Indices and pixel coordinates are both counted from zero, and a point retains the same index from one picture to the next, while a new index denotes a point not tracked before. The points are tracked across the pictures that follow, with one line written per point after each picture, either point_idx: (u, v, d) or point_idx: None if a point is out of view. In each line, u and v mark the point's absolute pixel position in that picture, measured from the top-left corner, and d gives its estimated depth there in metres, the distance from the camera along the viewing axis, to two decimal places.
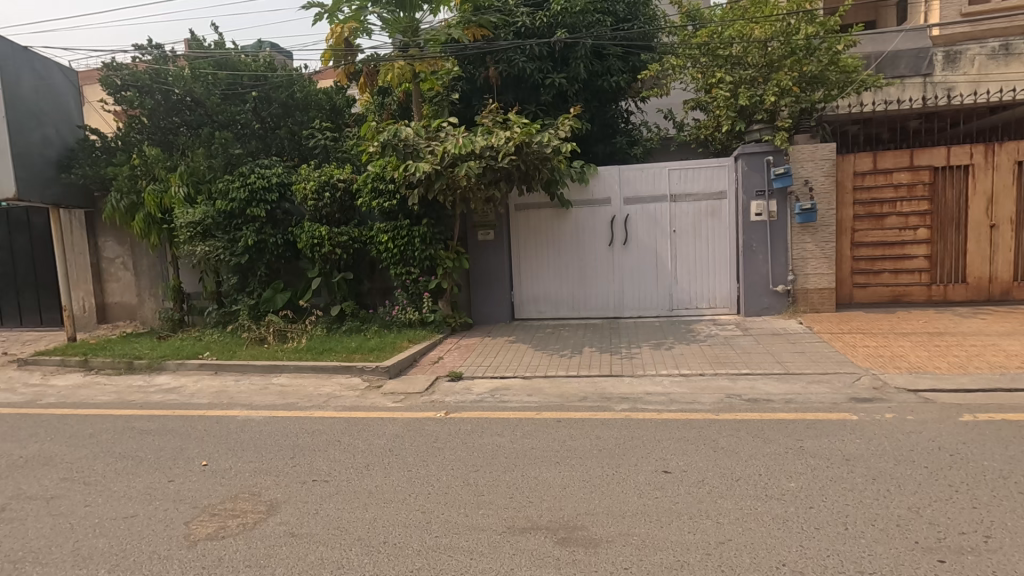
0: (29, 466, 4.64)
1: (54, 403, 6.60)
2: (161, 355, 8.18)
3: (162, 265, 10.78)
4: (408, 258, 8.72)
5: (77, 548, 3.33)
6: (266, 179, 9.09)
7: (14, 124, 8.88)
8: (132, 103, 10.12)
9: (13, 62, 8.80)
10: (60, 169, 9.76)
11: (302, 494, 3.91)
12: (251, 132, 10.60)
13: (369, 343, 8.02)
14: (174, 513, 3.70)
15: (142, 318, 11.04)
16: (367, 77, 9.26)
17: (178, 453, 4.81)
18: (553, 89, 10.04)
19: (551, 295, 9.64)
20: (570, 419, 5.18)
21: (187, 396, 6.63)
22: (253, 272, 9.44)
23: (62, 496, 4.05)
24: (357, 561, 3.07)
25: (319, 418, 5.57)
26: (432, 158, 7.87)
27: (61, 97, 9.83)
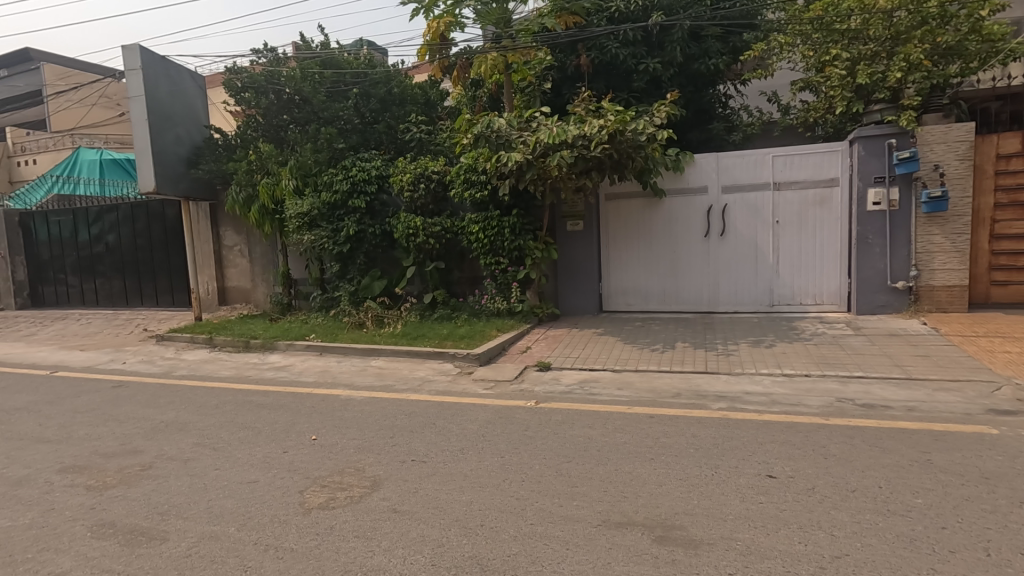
0: (168, 430, 5.23)
1: (186, 375, 7.39)
2: (273, 335, 8.90)
3: (273, 253, 11.70)
4: (497, 248, 8.84)
5: (210, 506, 3.70)
6: (366, 172, 9.60)
7: (154, 127, 9.96)
8: (250, 104, 11.23)
9: (154, 71, 9.84)
10: (190, 165, 10.80)
11: (401, 472, 4.11)
12: (352, 127, 11.18)
13: (460, 331, 8.25)
14: (290, 482, 4.02)
15: (255, 302, 12.06)
16: (460, 70, 9.47)
17: (290, 426, 5.21)
18: (647, 74, 9.71)
19: (640, 288, 9.41)
20: (663, 415, 5.03)
21: (296, 374, 7.17)
22: (353, 261, 10.00)
23: (196, 459, 4.53)
24: (456, 541, 3.17)
25: (415, 400, 5.82)
26: (524, 148, 7.88)
27: (190, 100, 10.87)
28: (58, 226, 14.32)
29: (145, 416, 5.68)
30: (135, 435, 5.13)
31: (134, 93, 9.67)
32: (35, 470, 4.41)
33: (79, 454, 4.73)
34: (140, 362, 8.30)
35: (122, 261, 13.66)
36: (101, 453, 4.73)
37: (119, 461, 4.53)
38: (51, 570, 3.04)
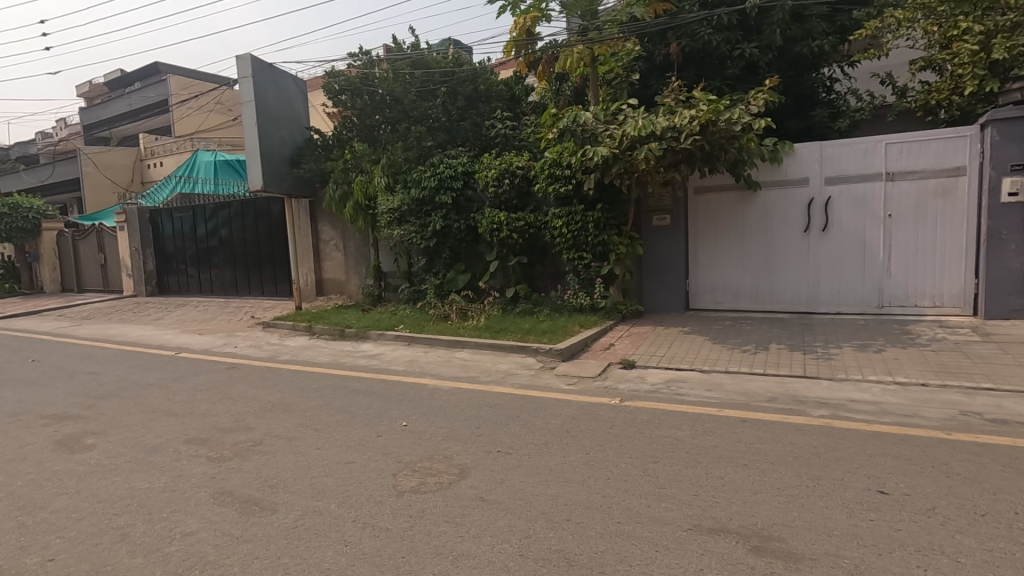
0: (275, 410, 5.67)
1: (289, 360, 7.99)
2: (365, 325, 9.39)
3: (365, 246, 12.33)
4: (580, 243, 8.78)
5: (313, 483, 3.98)
6: (453, 169, 9.86)
7: (263, 129, 10.78)
8: (347, 105, 11.82)
9: (263, 78, 10.66)
10: (292, 164, 11.58)
11: (488, 462, 4.19)
12: (440, 125, 11.49)
13: (542, 325, 8.28)
14: (384, 465, 4.23)
15: (349, 293, 12.78)
16: (546, 64, 9.44)
17: (382, 412, 5.47)
18: (743, 60, 9.19)
19: (730, 285, 8.98)
20: (757, 420, 4.78)
21: (386, 362, 7.53)
22: (439, 255, 10.32)
23: (299, 438, 4.88)
24: (542, 534, 3.20)
25: (499, 393, 5.92)
26: (611, 142, 7.74)
27: (293, 103, 11.66)
28: (179, 222, 15.89)
29: (255, 396, 6.20)
30: (247, 414, 5.61)
31: (246, 99, 10.50)
32: (165, 440, 4.94)
33: (201, 427, 5.24)
34: (249, 347, 9.07)
35: (233, 253, 14.95)
36: (219, 428, 5.22)
37: (234, 436, 4.98)
38: (182, 530, 3.40)
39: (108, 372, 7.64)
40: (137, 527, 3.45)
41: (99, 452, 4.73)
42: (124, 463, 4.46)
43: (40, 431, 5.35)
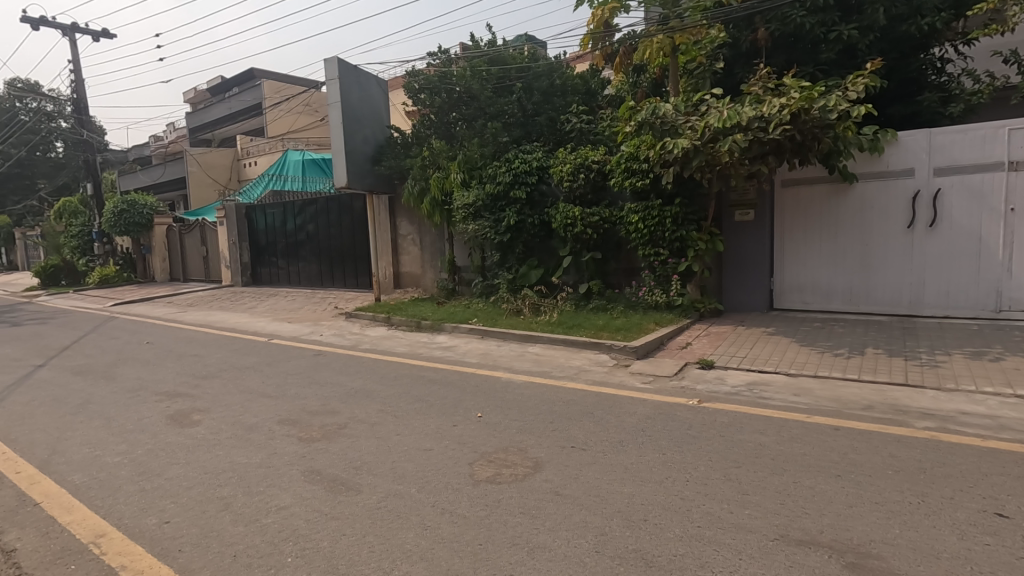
0: (358, 396, 5.96)
1: (369, 349, 8.37)
2: (441, 318, 9.67)
3: (440, 241, 12.67)
4: (656, 239, 8.57)
5: (394, 467, 4.15)
6: (527, 164, 9.89)
7: (347, 128, 11.23)
8: (426, 104, 12.60)
9: (348, 80, 11.14)
10: (374, 162, 11.98)
11: (562, 457, 4.19)
12: (515, 120, 11.62)
13: (616, 322, 8.16)
14: (460, 454, 4.33)
15: (424, 286, 13.19)
16: (624, 56, 9.30)
17: (458, 402, 5.61)
18: (840, 43, 8.53)
19: (821, 285, 8.43)
20: (851, 429, 4.47)
21: (461, 355, 7.70)
22: (512, 250, 10.42)
23: (380, 423, 5.09)
24: (619, 532, 3.16)
25: (572, 389, 5.88)
26: (692, 134, 7.47)
27: (375, 103, 12.15)
28: (271, 218, 17.03)
29: (340, 382, 6.54)
30: (332, 398, 5.92)
31: (332, 100, 11.06)
32: (260, 420, 5.32)
33: (292, 409, 5.60)
34: (333, 335, 9.59)
35: (318, 247, 15.83)
36: (308, 410, 5.55)
37: (321, 419, 5.27)
38: (276, 504, 3.64)
39: (210, 355, 8.33)
40: (238, 499, 3.74)
41: (204, 427, 5.17)
42: (225, 439, 4.85)
43: (155, 405, 5.93)
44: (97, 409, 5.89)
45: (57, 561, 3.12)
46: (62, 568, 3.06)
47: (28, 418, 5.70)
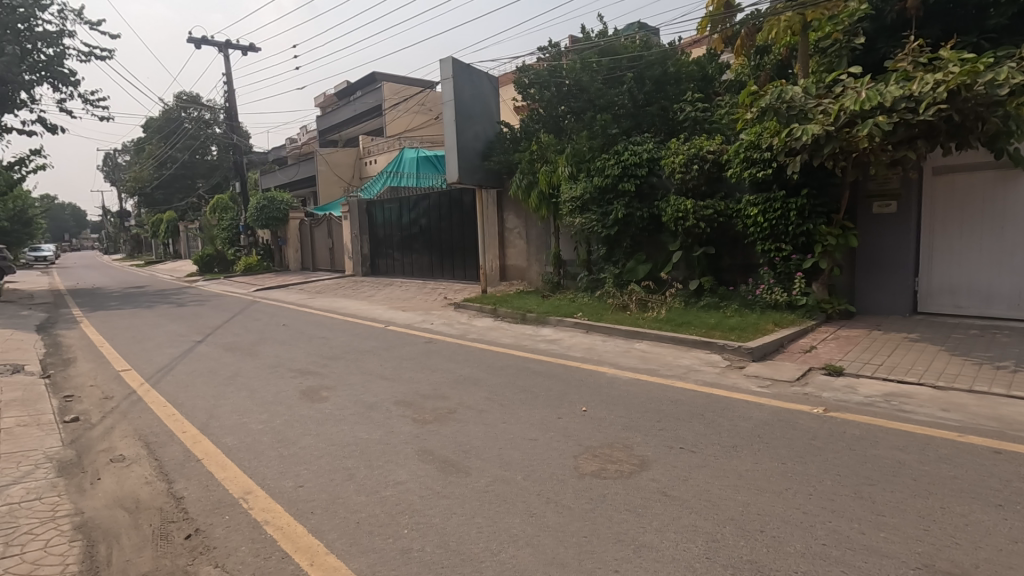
0: (466, 383, 6.21)
1: (477, 339, 8.67)
2: (546, 311, 9.76)
3: (546, 235, 12.77)
4: (779, 233, 7.99)
5: (500, 453, 4.27)
6: (637, 156, 9.66)
7: (460, 125, 11.64)
8: (535, 98, 12.96)
9: (462, 78, 11.55)
10: (483, 157, 12.32)
11: (670, 457, 4.06)
12: (626, 111, 11.26)
13: (729, 321, 7.74)
14: (565, 446, 4.36)
15: (529, 279, 13.37)
16: (745, 38, 8.73)
17: (562, 395, 5.64)
18: (1014, 6, 7.40)
19: (979, 286, 7.37)
20: (1017, 453, 3.87)
21: (565, 348, 7.73)
22: (619, 244, 10.28)
23: (487, 410, 5.27)
24: (732, 540, 3.01)
25: (680, 389, 5.67)
26: (824, 118, 6.86)
27: (487, 100, 12.51)
28: (389, 212, 18.18)
29: (449, 369, 6.85)
30: (442, 384, 6.23)
31: (448, 99, 11.54)
32: (379, 399, 5.73)
33: (407, 392, 5.97)
34: (443, 324, 10.06)
35: (430, 240, 16.64)
36: (421, 394, 5.88)
37: (433, 403, 5.56)
38: (393, 479, 3.91)
39: (335, 338, 9.11)
40: (360, 470, 4.07)
41: (331, 403, 5.66)
42: (349, 415, 5.29)
43: (290, 381, 6.60)
44: (244, 382, 6.67)
45: (215, 511, 3.60)
46: (219, 517, 3.52)
47: (191, 386, 6.60)
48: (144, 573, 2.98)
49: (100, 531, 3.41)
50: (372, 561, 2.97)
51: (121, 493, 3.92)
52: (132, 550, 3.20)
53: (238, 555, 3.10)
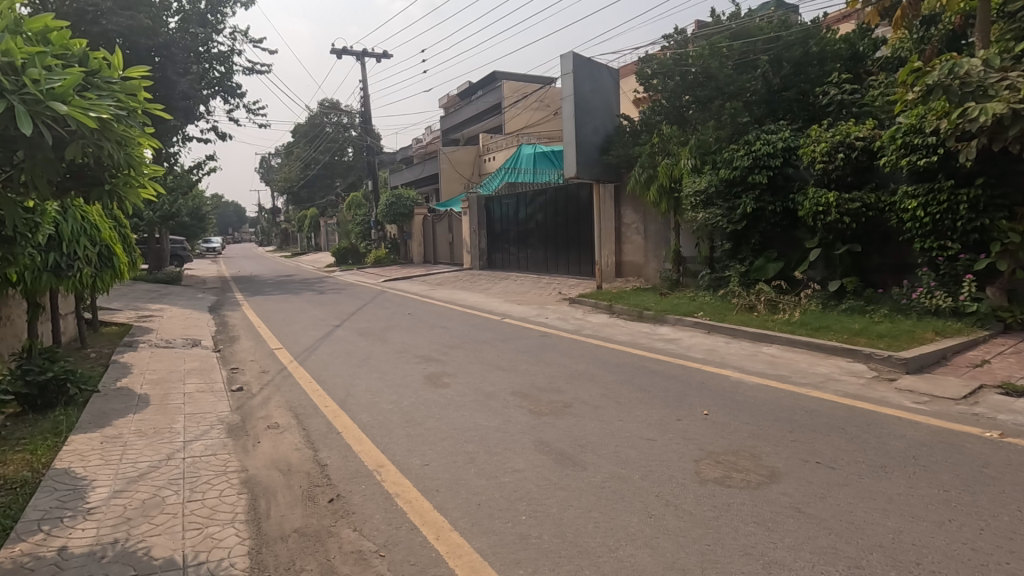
0: (581, 378, 6.21)
1: (591, 334, 8.62)
2: (664, 309, 9.45)
3: (666, 230, 12.34)
4: (943, 229, 7.02)
5: (617, 451, 4.21)
6: (771, 145, 8.96)
7: (578, 120, 11.61)
8: (658, 88, 12.57)
9: (581, 72, 11.51)
10: (602, 152, 12.18)
11: (804, 472, 3.75)
12: (759, 98, 10.47)
13: (877, 327, 6.93)
14: (686, 449, 4.19)
15: (646, 276, 12.98)
16: (908, 7, 7.58)
17: (682, 397, 5.42)
18: None
19: None
20: None
21: (685, 348, 7.42)
22: (747, 241, 9.74)
23: (603, 407, 5.22)
24: (879, 568, 2.72)
25: (816, 398, 5.20)
26: (1009, 95, 6.00)
27: (606, 93, 12.36)
28: (506, 208, 18.65)
29: (564, 363, 6.89)
30: (558, 377, 6.29)
31: (567, 94, 11.55)
32: (497, 389, 5.93)
33: (523, 383, 6.10)
34: (557, 319, 10.13)
35: (546, 235, 16.80)
36: (537, 386, 5.99)
37: (549, 395, 5.64)
38: (512, 466, 4.02)
39: (456, 328, 9.57)
40: (480, 455, 4.25)
41: (453, 389, 5.97)
42: (469, 402, 5.53)
43: (415, 367, 7.05)
44: (376, 365, 7.25)
45: (352, 480, 3.96)
46: (357, 485, 3.88)
47: (331, 366, 7.31)
48: (296, 528, 3.36)
49: (261, 487, 3.91)
50: (492, 542, 3.09)
51: (276, 457, 4.45)
52: (286, 507, 3.63)
53: (373, 522, 3.38)
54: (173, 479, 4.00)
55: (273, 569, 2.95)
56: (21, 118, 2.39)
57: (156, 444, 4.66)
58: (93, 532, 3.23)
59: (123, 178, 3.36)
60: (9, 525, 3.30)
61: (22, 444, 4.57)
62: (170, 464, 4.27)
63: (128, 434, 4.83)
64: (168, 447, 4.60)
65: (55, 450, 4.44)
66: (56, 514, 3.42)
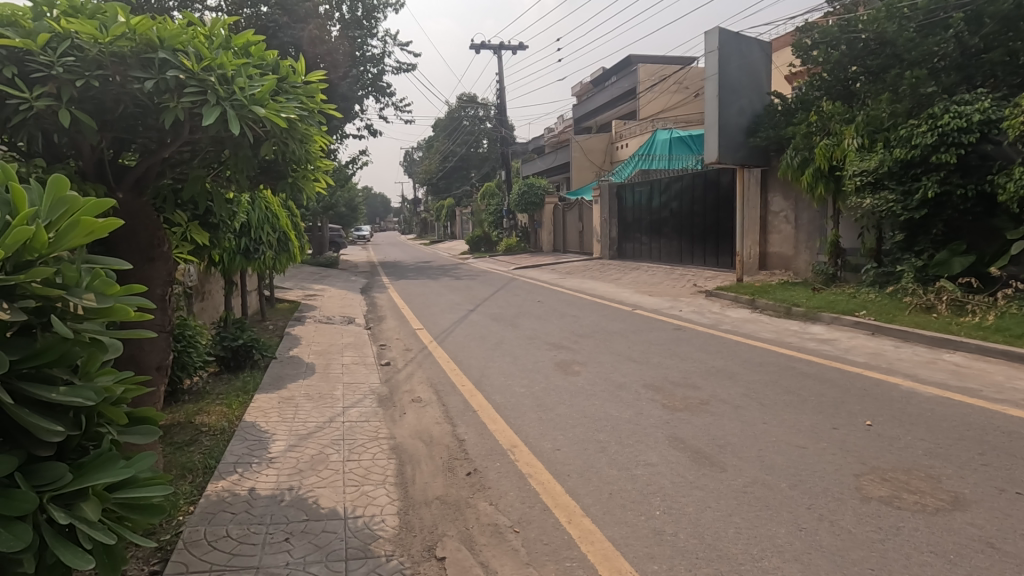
0: (720, 375, 5.86)
1: (731, 330, 8.10)
2: (817, 306, 8.57)
3: (822, 219, 11.15)
4: None
5: (761, 455, 3.93)
6: (964, 118, 7.62)
7: (722, 100, 10.97)
8: (818, 61, 10.73)
9: (727, 49, 10.83)
10: (748, 134, 11.43)
11: (999, 503, 3.19)
12: (949, 63, 8.96)
13: None
14: (844, 462, 3.77)
15: (795, 269, 11.87)
16: None
17: (839, 404, 4.88)
18: None
19: None
20: None
21: (842, 350, 6.66)
22: (926, 231, 8.52)
23: (744, 407, 4.88)
24: None
25: (1017, 418, 4.37)
26: None
27: (756, 69, 11.43)
28: (638, 195, 18.11)
29: (701, 359, 6.56)
30: (694, 373, 6.00)
31: (711, 73, 10.96)
32: (629, 380, 5.83)
33: (656, 376, 5.93)
34: (693, 312, 9.65)
35: (681, 224, 16.06)
36: (671, 380, 5.78)
37: (684, 391, 5.40)
38: (644, 460, 3.94)
39: (586, 317, 9.54)
40: (612, 445, 4.21)
41: (584, 378, 5.99)
42: (600, 391, 5.50)
43: (546, 353, 7.17)
44: (508, 349, 7.50)
45: (488, 456, 4.15)
46: (492, 462, 4.06)
47: (466, 348, 7.70)
48: (438, 495, 3.62)
49: (408, 455, 4.26)
50: (625, 533, 3.06)
51: (420, 428, 4.81)
52: (429, 475, 3.91)
53: (508, 499, 3.52)
54: (335, 440, 4.50)
55: (418, 530, 3.20)
56: (231, 120, 2.82)
57: (320, 407, 5.28)
58: (274, 478, 3.76)
59: (301, 173, 3.80)
60: (212, 465, 3.95)
61: (221, 398, 5.46)
62: (332, 426, 4.82)
63: (300, 397, 5.54)
64: (330, 411, 5.20)
65: (244, 406, 5.23)
66: (246, 459, 4.02)
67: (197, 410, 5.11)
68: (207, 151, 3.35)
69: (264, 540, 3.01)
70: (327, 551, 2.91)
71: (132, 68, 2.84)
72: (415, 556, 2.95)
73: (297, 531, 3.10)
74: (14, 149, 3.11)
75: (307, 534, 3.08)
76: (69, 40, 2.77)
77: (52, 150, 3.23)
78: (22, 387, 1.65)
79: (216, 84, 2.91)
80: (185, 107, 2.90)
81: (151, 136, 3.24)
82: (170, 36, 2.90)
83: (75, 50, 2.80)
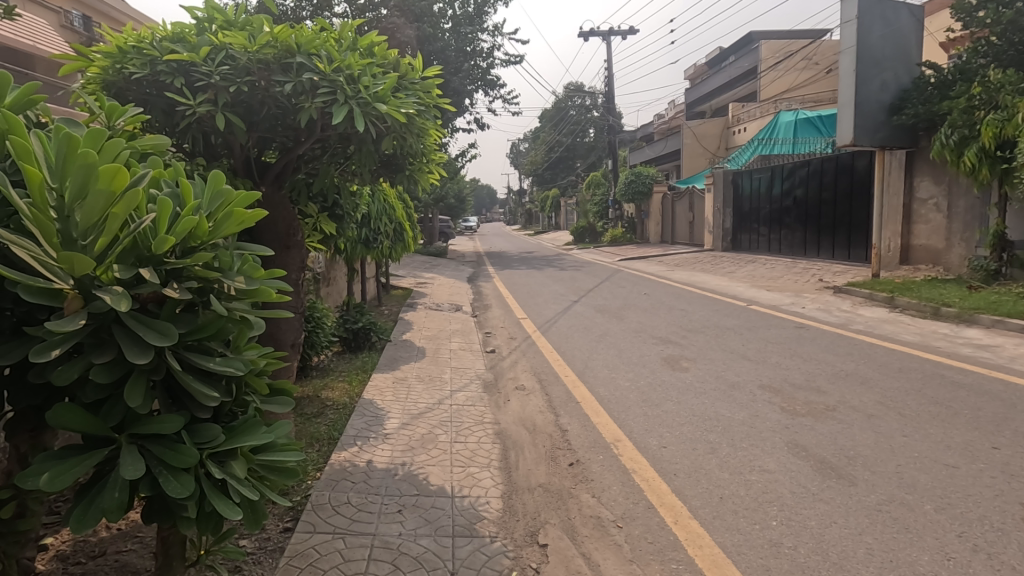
0: (850, 379, 5.32)
1: (864, 330, 7.31)
2: (973, 306, 7.48)
3: (985, 206, 9.73)
4: None
5: (899, 472, 3.50)
6: None
7: (860, 75, 9.91)
8: (986, 22, 9.20)
9: (867, 17, 9.76)
10: (891, 111, 10.17)
11: None
12: None
13: None
14: (1007, 487, 3.26)
15: (945, 264, 10.45)
16: None
17: (1002, 420, 4.22)
18: None
19: None
20: None
21: (1006, 358, 5.75)
22: None
23: (880, 417, 4.38)
24: None
25: None
26: None
27: (905, 38, 10.11)
28: (758, 182, 16.93)
29: (829, 360, 5.99)
30: (819, 375, 5.50)
31: (846, 46, 9.96)
32: (743, 379, 5.49)
33: (775, 377, 5.51)
34: (818, 309, 8.85)
35: (807, 213, 14.78)
36: (792, 382, 5.35)
37: (807, 395, 4.97)
38: (760, 466, 3.68)
39: (695, 312, 9.11)
40: (724, 447, 3.98)
41: (693, 374, 5.73)
42: (711, 390, 5.23)
43: (653, 347, 6.95)
44: (613, 342, 7.37)
45: (592, 449, 4.11)
46: (596, 455, 4.02)
47: (570, 339, 7.68)
48: (541, 483, 3.66)
49: (512, 441, 4.34)
50: (737, 541, 2.89)
51: (524, 415, 4.89)
52: (532, 462, 3.96)
53: (611, 493, 3.47)
54: (443, 421, 4.72)
55: (522, 515, 3.26)
56: (357, 117, 3.02)
57: (430, 389, 5.56)
58: (390, 453, 4.03)
59: (417, 165, 4.00)
60: (335, 437, 4.31)
61: (344, 375, 5.94)
62: (440, 407, 5.06)
63: (412, 379, 5.87)
64: (440, 393, 5.46)
65: (363, 384, 5.65)
66: (365, 434, 4.34)
67: (323, 385, 5.60)
68: (335, 146, 3.64)
69: (380, 509, 3.23)
70: (436, 526, 3.06)
71: (274, 73, 3.15)
72: (518, 540, 3.00)
73: (408, 504, 3.29)
74: (182, 150, 3.59)
75: (418, 508, 3.25)
76: (225, 51, 3.14)
77: (210, 150, 3.67)
78: (187, 356, 1.90)
79: (345, 83, 3.12)
80: (318, 107, 3.13)
81: (289, 135, 3.55)
82: (305, 42, 3.16)
83: (229, 59, 3.15)
